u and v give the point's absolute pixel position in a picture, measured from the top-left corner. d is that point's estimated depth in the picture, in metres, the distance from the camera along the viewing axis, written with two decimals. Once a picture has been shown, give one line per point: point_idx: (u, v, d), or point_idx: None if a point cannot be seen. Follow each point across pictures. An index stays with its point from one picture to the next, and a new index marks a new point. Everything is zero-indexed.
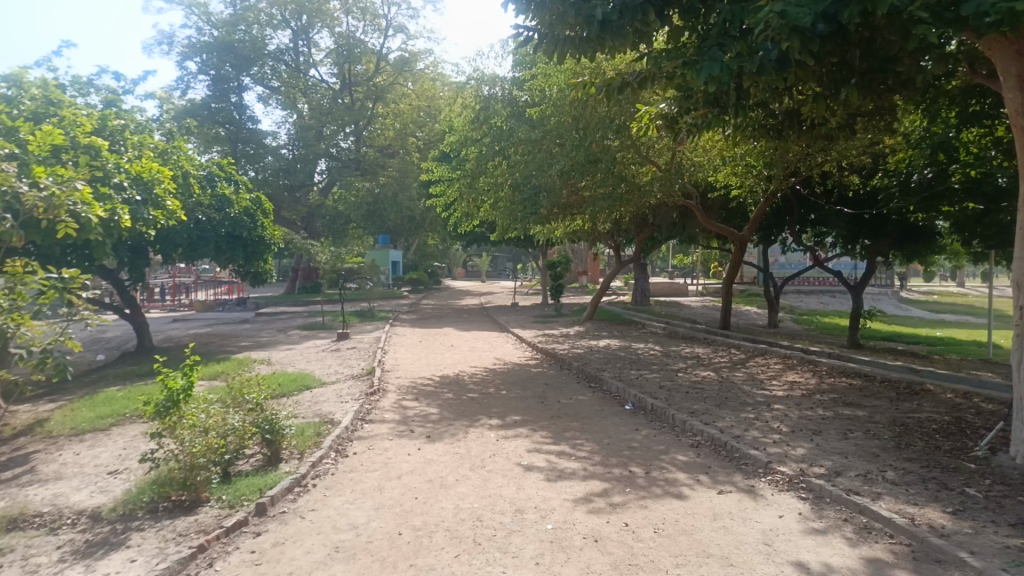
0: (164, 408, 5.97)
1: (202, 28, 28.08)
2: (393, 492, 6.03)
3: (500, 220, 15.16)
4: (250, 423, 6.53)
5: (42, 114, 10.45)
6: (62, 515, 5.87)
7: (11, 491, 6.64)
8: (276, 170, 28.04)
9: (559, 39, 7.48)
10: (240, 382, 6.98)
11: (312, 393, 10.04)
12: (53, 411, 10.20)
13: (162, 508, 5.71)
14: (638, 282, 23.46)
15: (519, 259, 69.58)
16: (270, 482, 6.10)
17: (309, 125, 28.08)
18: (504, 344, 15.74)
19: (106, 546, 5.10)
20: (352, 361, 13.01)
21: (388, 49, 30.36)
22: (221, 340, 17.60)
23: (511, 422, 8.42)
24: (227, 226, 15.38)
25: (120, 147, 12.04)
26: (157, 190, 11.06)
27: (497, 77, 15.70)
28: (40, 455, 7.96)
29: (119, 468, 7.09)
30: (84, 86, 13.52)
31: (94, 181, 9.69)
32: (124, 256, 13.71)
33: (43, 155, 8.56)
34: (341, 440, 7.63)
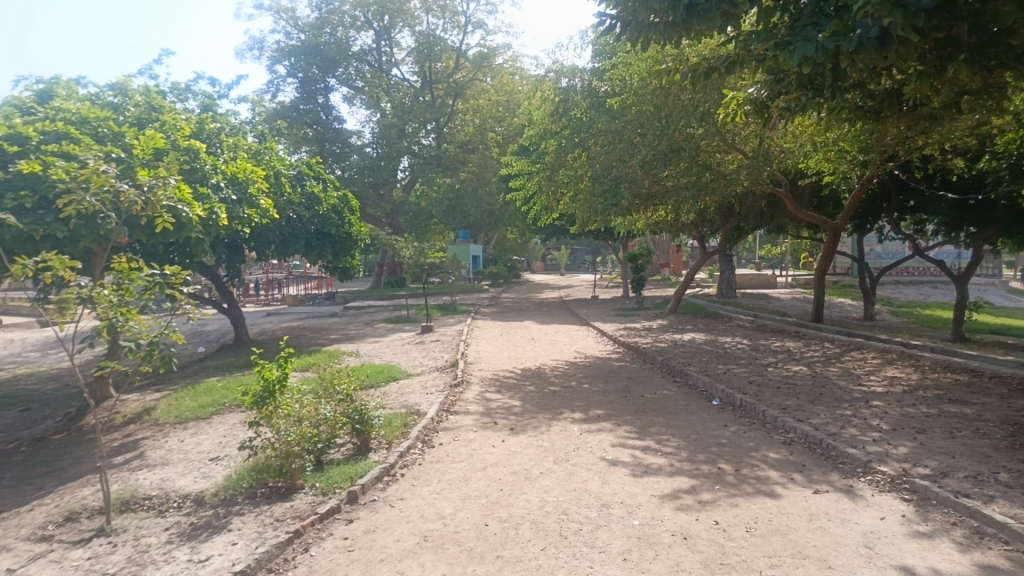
0: (261, 398, 6.20)
1: (290, 32, 29.07)
2: (478, 483, 6.08)
3: (579, 214, 15.02)
4: (341, 414, 6.74)
5: (145, 119, 10.97)
6: (169, 498, 6.21)
7: (124, 475, 7.08)
8: (361, 168, 28.47)
9: (642, 25, 7.31)
10: (331, 373, 7.20)
11: (398, 384, 10.27)
12: (159, 400, 10.81)
13: (260, 493, 5.97)
14: (723, 274, 22.85)
15: (599, 252, 69.21)
16: (360, 471, 6.27)
17: (392, 123, 28.63)
18: (586, 338, 15.66)
19: (210, 529, 5.36)
20: (435, 353, 13.23)
21: (467, 45, 30.69)
22: (313, 333, 18.22)
23: (593, 416, 8.36)
24: (316, 223, 15.93)
25: (216, 148, 12.57)
26: (251, 189, 11.44)
27: (576, 68, 15.56)
28: (148, 441, 8.44)
29: (220, 454, 7.44)
30: (182, 92, 14.20)
31: (192, 182, 10.11)
32: (223, 254, 14.39)
33: (146, 158, 9.08)
34: (427, 430, 7.78)
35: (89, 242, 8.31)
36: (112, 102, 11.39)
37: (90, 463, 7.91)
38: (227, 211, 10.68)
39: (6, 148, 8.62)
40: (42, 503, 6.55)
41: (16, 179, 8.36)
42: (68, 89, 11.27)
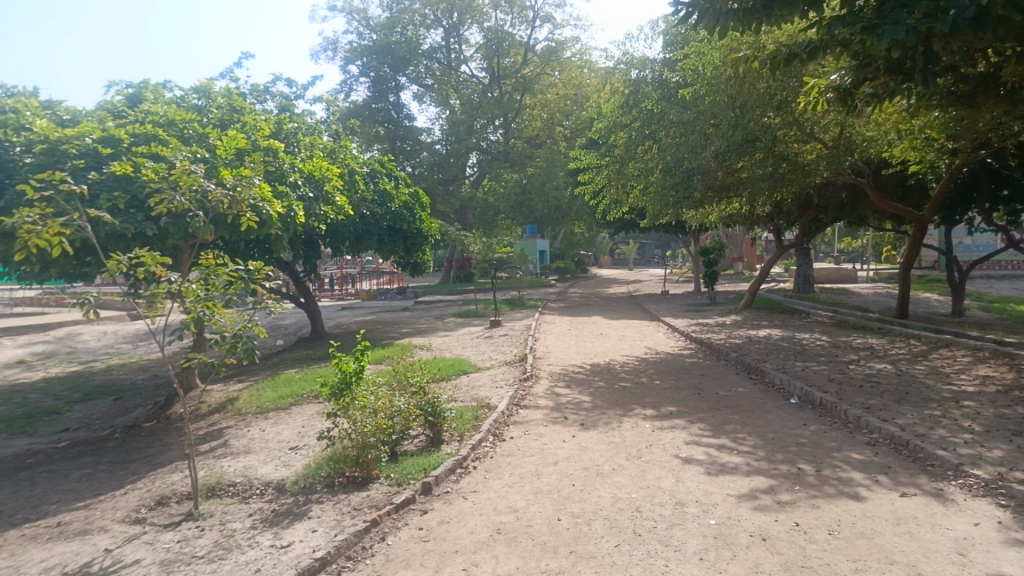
0: (339, 389, 6.36)
1: (362, 32, 29.66)
2: (550, 478, 6.07)
3: (649, 208, 14.79)
4: (414, 406, 6.84)
5: (227, 120, 11.41)
6: (252, 485, 6.44)
7: (210, 462, 7.39)
8: (431, 165, 28.82)
9: (721, 12, 7.15)
10: (404, 366, 7.33)
11: (468, 378, 10.37)
12: (241, 391, 11.23)
13: (338, 483, 6.15)
14: (800, 268, 22.15)
15: (669, 247, 68.23)
16: (434, 463, 6.35)
17: (461, 120, 28.88)
18: (656, 333, 15.45)
19: (291, 516, 5.54)
20: (505, 347, 13.29)
21: (535, 40, 30.71)
22: (386, 327, 18.58)
23: (666, 413, 8.24)
24: (388, 220, 16.26)
25: (293, 148, 12.95)
26: (327, 187, 11.68)
27: (646, 60, 15.37)
28: (232, 430, 8.79)
29: (299, 444, 7.67)
30: (261, 93, 14.69)
31: (272, 180, 10.43)
32: (300, 250, 14.84)
33: (228, 158, 9.42)
34: (498, 424, 7.83)
35: (177, 239, 8.69)
36: (197, 105, 11.88)
37: (179, 450, 8.30)
38: (304, 208, 10.96)
39: (101, 150, 9.09)
40: (136, 487, 6.91)
41: (110, 180, 8.80)
42: (156, 92, 11.80)
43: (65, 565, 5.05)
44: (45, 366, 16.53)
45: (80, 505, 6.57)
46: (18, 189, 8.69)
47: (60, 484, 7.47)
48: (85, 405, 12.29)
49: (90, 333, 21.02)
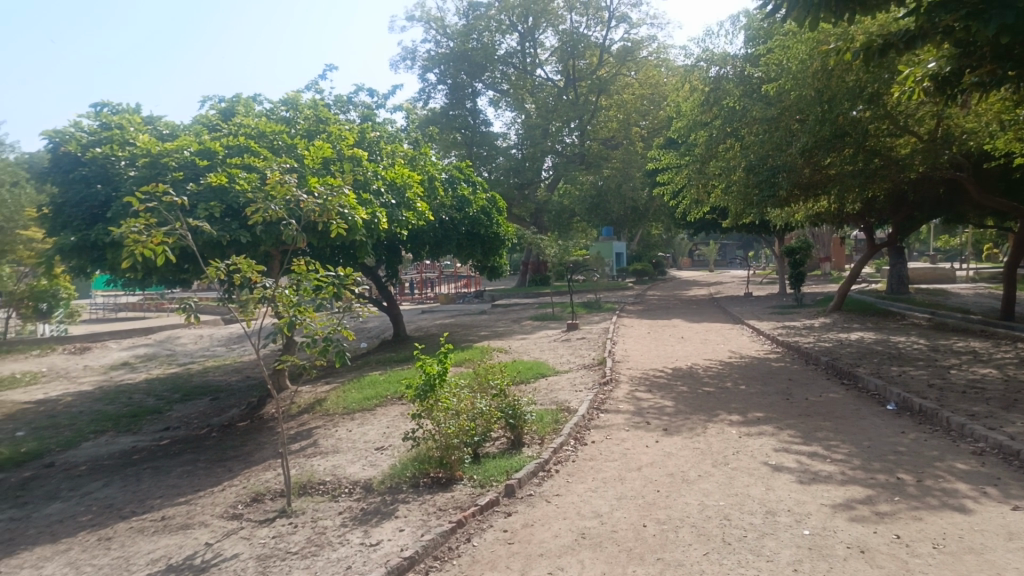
0: (423, 391, 6.47)
1: (440, 40, 30.14)
2: (634, 483, 6.00)
3: (730, 208, 14.43)
4: (495, 408, 6.89)
5: (314, 131, 11.81)
6: (341, 484, 6.63)
7: (301, 461, 7.65)
8: (507, 169, 29.02)
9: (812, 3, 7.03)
10: (485, 368, 7.38)
11: (547, 381, 10.36)
12: (328, 393, 11.58)
13: (423, 483, 6.26)
14: (893, 268, 21.15)
15: (752, 247, 66.40)
16: (516, 466, 6.38)
17: (536, 123, 28.96)
18: (739, 337, 15.04)
19: (379, 515, 5.68)
20: (583, 351, 13.21)
21: (611, 40, 30.56)
22: (465, 330, 18.80)
23: (752, 419, 8.01)
24: (466, 225, 16.50)
25: (376, 156, 13.27)
26: (409, 193, 11.87)
27: (727, 56, 15.03)
28: (320, 430, 9.07)
29: (385, 445, 7.85)
30: (344, 104, 15.13)
31: (357, 188, 10.70)
32: (383, 255, 15.20)
33: (315, 167, 9.77)
34: (579, 428, 7.79)
35: (270, 246, 9.08)
36: (285, 116, 12.35)
37: (271, 449, 8.62)
38: (387, 214, 11.20)
39: (198, 162, 9.55)
40: (233, 484, 7.22)
41: (207, 190, 9.24)
42: (247, 106, 12.33)
43: (170, 557, 5.32)
44: (147, 368, 17.50)
45: (182, 500, 6.92)
46: (125, 201, 9.24)
47: (163, 479, 7.89)
48: (184, 405, 12.94)
49: (187, 336, 22.12)
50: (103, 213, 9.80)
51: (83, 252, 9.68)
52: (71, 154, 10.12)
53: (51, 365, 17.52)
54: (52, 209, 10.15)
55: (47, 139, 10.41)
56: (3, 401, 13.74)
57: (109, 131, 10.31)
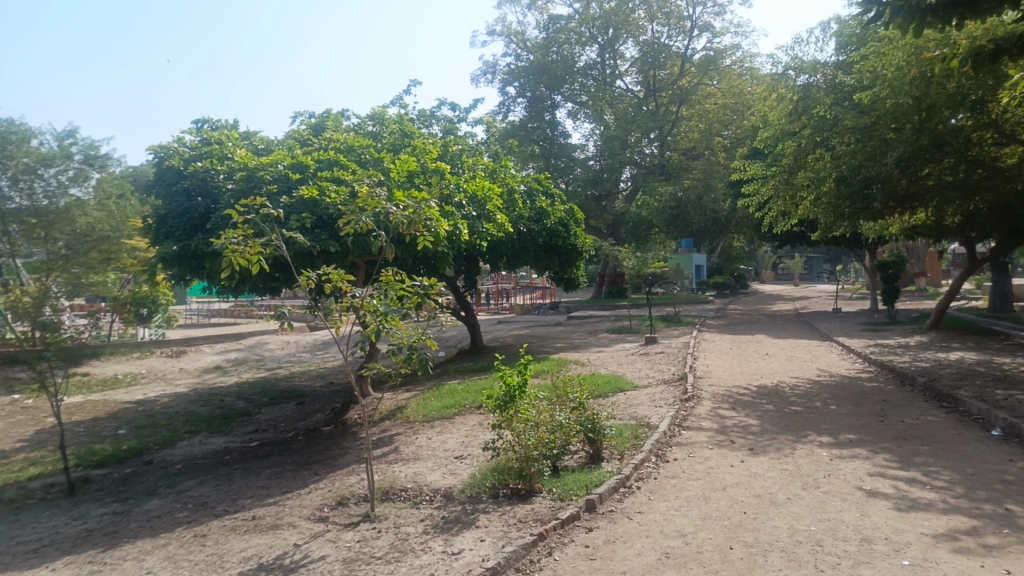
0: (503, 402, 6.52)
1: (520, 53, 30.43)
2: (719, 503, 5.84)
3: (819, 220, 13.96)
4: (574, 422, 6.84)
5: (399, 145, 12.11)
6: (422, 491, 6.72)
7: (383, 466, 7.82)
8: (584, 181, 28.95)
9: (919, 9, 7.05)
10: (564, 381, 7.35)
11: (626, 395, 10.21)
12: (408, 400, 11.79)
13: (502, 494, 6.29)
14: (996, 284, 19.92)
15: (839, 261, 63.86)
16: (596, 480, 6.31)
17: (615, 135, 28.80)
18: (828, 354, 14.46)
19: (460, 523, 5.73)
20: (663, 365, 12.98)
21: (693, 50, 30.18)
22: (542, 341, 18.81)
23: (844, 441, 7.68)
24: (544, 236, 16.57)
25: (458, 169, 13.46)
26: (489, 206, 11.95)
27: (818, 63, 14.62)
28: (401, 437, 9.24)
29: (464, 454, 7.93)
30: (427, 118, 15.46)
31: (440, 201, 10.89)
32: (462, 266, 15.41)
33: (401, 180, 10.04)
34: (660, 444, 7.64)
35: (356, 256, 9.39)
36: (371, 131, 12.72)
37: (354, 454, 8.82)
38: (468, 227, 11.33)
39: (291, 175, 9.94)
40: (318, 487, 7.43)
41: (299, 203, 9.62)
42: (336, 121, 12.77)
43: (261, 556, 5.52)
44: (237, 372, 18.26)
45: (271, 501, 7.17)
46: (224, 213, 9.72)
47: (253, 480, 8.20)
48: (272, 409, 13.43)
49: (274, 342, 22.98)
50: (202, 224, 10.32)
51: (184, 261, 10.21)
52: (174, 168, 10.72)
53: (151, 367, 18.52)
54: (156, 220, 10.76)
55: (153, 154, 11.07)
56: (108, 400, 14.60)
57: (209, 147, 10.86)
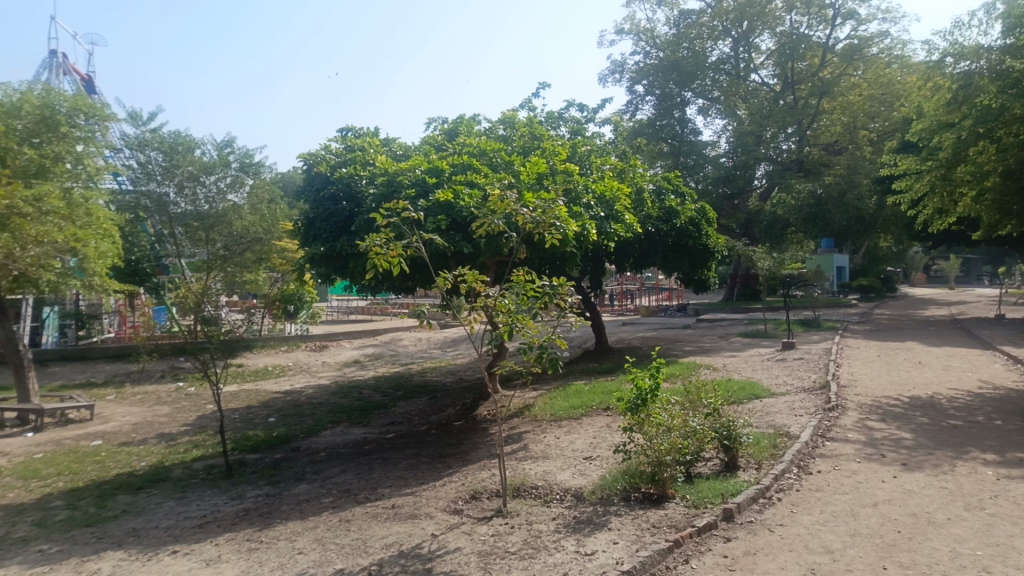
0: (635, 404, 6.40)
1: (649, 51, 29.94)
2: (870, 520, 5.50)
3: (984, 217, 12.90)
4: (709, 428, 6.64)
5: (529, 147, 12.27)
6: (552, 490, 6.78)
7: (514, 463, 7.95)
8: (716, 179, 28.08)
9: None
10: (697, 386, 7.13)
11: (763, 403, 9.78)
12: (536, 399, 11.91)
13: (634, 498, 6.22)
14: None
15: (1003, 263, 58.20)
16: (733, 489, 6.11)
17: (749, 131, 27.73)
18: (991, 365, 13.24)
19: (592, 525, 5.73)
20: (802, 372, 12.35)
21: (836, 39, 28.59)
22: (671, 344, 18.40)
23: (1013, 460, 7.00)
24: (673, 236, 16.22)
25: (586, 170, 13.41)
26: (618, 206, 11.82)
27: (980, 47, 13.07)
28: (530, 435, 9.35)
29: (593, 455, 7.91)
30: (556, 120, 15.55)
31: (568, 202, 10.90)
32: (589, 267, 15.39)
33: (531, 182, 10.15)
34: (802, 455, 7.29)
35: (489, 257, 9.62)
36: (502, 134, 12.96)
37: (485, 450, 9.01)
38: (596, 227, 11.27)
39: (428, 180, 10.31)
40: (452, 480, 7.66)
41: (434, 206, 9.97)
42: (469, 126, 13.12)
43: (401, 544, 5.76)
44: (374, 366, 19.13)
45: (408, 491, 7.47)
46: (367, 217, 10.25)
47: (391, 470, 8.58)
48: (407, 403, 13.99)
49: (408, 339, 23.90)
50: (347, 227, 10.93)
51: (330, 261, 10.86)
52: (322, 174, 11.41)
53: (296, 360, 19.76)
54: (305, 223, 11.50)
55: (303, 161, 11.83)
56: (259, 389, 15.74)
57: (353, 153, 11.47)
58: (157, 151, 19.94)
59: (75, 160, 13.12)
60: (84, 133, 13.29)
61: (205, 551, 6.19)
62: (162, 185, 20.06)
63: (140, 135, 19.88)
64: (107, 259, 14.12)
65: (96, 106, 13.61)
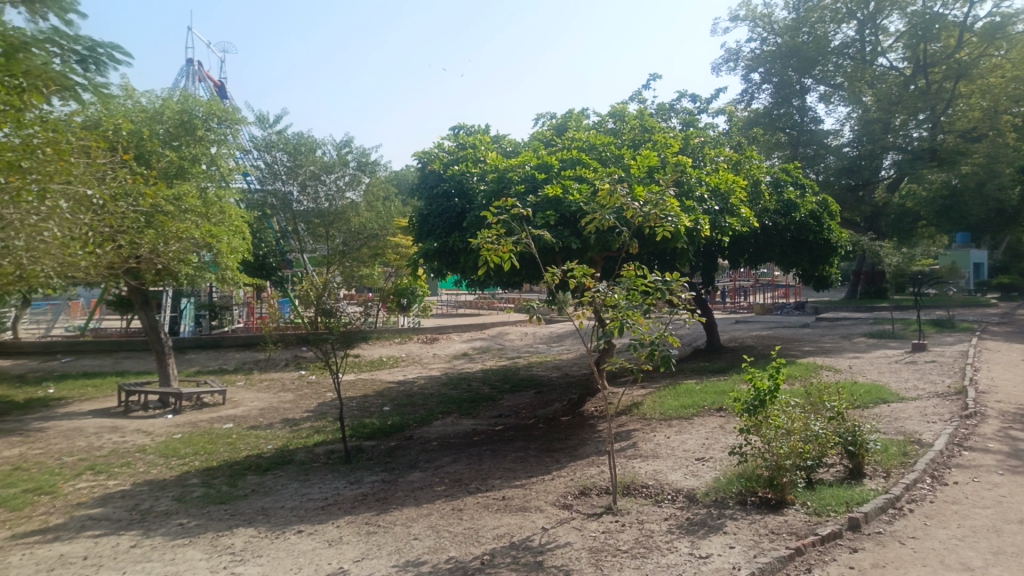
0: (752, 406, 6.18)
1: (766, 37, 28.72)
2: (1015, 538, 5.08)
3: None
4: (832, 433, 6.30)
5: (639, 140, 12.06)
6: (663, 490, 6.66)
7: (623, 461, 7.87)
8: (838, 170, 26.80)
9: None
10: (820, 389, 6.79)
11: (891, 408, 9.21)
12: (645, 397, 11.73)
13: (750, 502, 6.01)
14: None
15: None
16: (859, 498, 5.79)
17: (875, 118, 26.15)
18: None
19: (706, 527, 5.58)
20: (934, 376, 11.53)
21: (975, 18, 26.31)
22: (788, 343, 17.63)
23: None
24: (792, 230, 15.48)
25: (700, 162, 13.03)
26: (733, 199, 11.40)
27: None
28: (639, 433, 9.22)
29: (706, 456, 7.71)
30: (667, 111, 15.23)
31: (681, 196, 10.64)
32: (701, 262, 15.02)
33: (641, 175, 9.96)
34: (936, 465, 6.81)
35: (598, 252, 9.54)
36: (612, 128, 12.81)
37: (593, 446, 8.96)
38: (709, 221, 10.94)
39: (537, 175, 10.30)
40: (561, 475, 7.69)
41: (543, 201, 9.94)
42: (578, 120, 13.05)
43: (512, 536, 5.83)
44: (482, 359, 19.45)
45: (518, 483, 7.56)
46: (478, 213, 10.40)
47: (501, 462, 8.71)
48: (515, 396, 14.14)
49: (515, 333, 24.14)
50: (459, 223, 11.15)
51: (442, 256, 11.11)
52: (436, 172, 11.70)
53: (409, 352, 20.41)
54: (419, 220, 11.82)
55: (418, 160, 12.16)
56: (375, 379, 16.37)
57: (464, 151, 11.65)
58: (283, 151, 21.15)
59: (210, 161, 14.05)
60: (218, 136, 14.27)
61: (327, 532, 6.51)
62: (286, 184, 21.26)
63: (267, 137, 21.16)
64: (237, 254, 15.02)
65: (228, 111, 14.51)
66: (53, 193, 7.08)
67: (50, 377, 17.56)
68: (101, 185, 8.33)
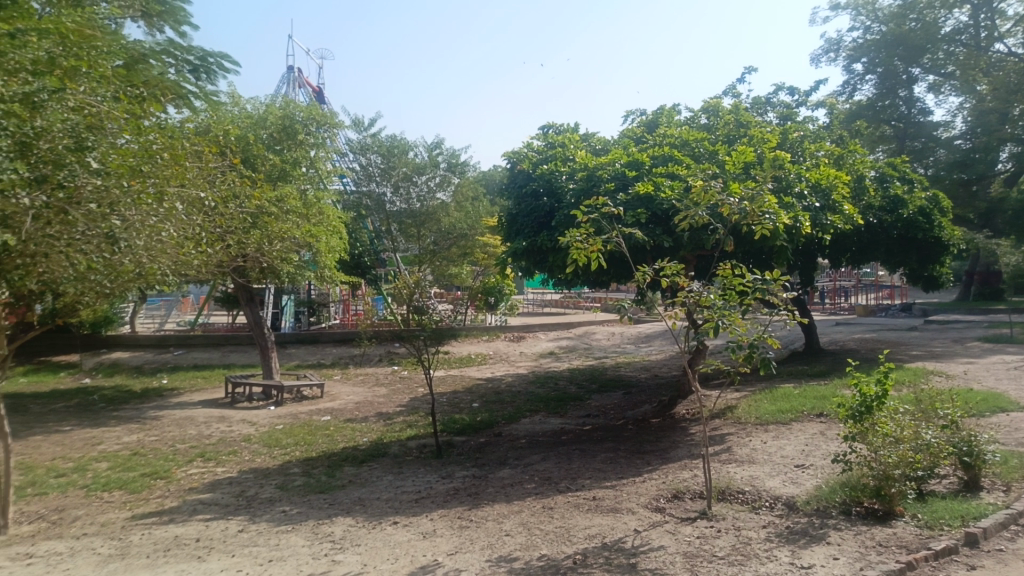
0: (857, 412, 5.87)
1: (869, 25, 26.69)
2: None
3: None
4: (946, 442, 5.93)
5: (734, 135, 11.72)
6: (761, 496, 6.46)
7: (717, 465, 7.68)
8: (950, 163, 25.46)
9: None
10: (931, 395, 6.41)
11: (1010, 417, 8.61)
12: (739, 400, 11.41)
13: (855, 512, 5.74)
14: None
15: None
16: (977, 512, 5.44)
17: (990, 108, 24.54)
18: None
19: (808, 537, 5.38)
20: None
21: None
22: (893, 346, 16.75)
23: None
24: (899, 228, 14.69)
25: (799, 157, 12.53)
26: (835, 195, 10.93)
27: None
28: (733, 437, 8.98)
29: (805, 463, 7.42)
30: (762, 105, 14.76)
31: (779, 192, 10.29)
32: (799, 262, 14.48)
33: (737, 171, 9.67)
34: None
35: (691, 251, 9.35)
36: (705, 123, 12.51)
37: (685, 449, 8.79)
38: (809, 218, 10.53)
39: (628, 173, 10.18)
40: (652, 477, 7.58)
41: (634, 199, 9.82)
42: (669, 116, 12.81)
43: (604, 536, 5.80)
44: (569, 359, 19.42)
45: (609, 484, 7.51)
46: (568, 212, 10.37)
47: (590, 462, 8.67)
48: (603, 396, 14.05)
49: (602, 332, 23.97)
50: (548, 222, 11.17)
51: (531, 255, 11.15)
52: (525, 171, 11.75)
53: (497, 350, 20.62)
54: (508, 219, 11.90)
55: (507, 160, 12.24)
56: (464, 376, 16.63)
57: (554, 150, 11.67)
58: (377, 154, 21.75)
59: (310, 164, 14.59)
60: (316, 140, 14.81)
61: (422, 524, 6.66)
62: (380, 185, 21.87)
63: (363, 141, 21.83)
64: (334, 252, 15.57)
65: (326, 115, 15.04)
66: (170, 195, 7.63)
67: (164, 369, 18.75)
68: (213, 189, 8.85)
